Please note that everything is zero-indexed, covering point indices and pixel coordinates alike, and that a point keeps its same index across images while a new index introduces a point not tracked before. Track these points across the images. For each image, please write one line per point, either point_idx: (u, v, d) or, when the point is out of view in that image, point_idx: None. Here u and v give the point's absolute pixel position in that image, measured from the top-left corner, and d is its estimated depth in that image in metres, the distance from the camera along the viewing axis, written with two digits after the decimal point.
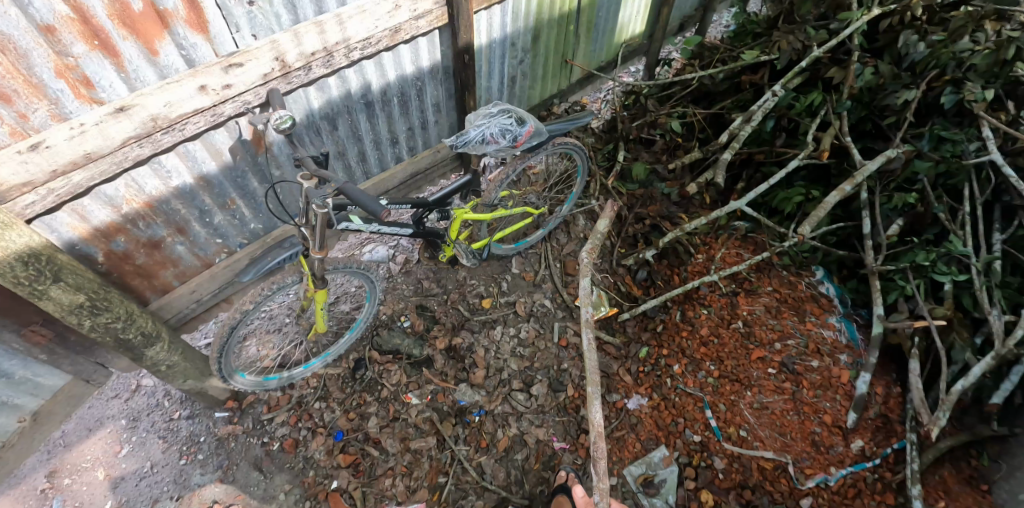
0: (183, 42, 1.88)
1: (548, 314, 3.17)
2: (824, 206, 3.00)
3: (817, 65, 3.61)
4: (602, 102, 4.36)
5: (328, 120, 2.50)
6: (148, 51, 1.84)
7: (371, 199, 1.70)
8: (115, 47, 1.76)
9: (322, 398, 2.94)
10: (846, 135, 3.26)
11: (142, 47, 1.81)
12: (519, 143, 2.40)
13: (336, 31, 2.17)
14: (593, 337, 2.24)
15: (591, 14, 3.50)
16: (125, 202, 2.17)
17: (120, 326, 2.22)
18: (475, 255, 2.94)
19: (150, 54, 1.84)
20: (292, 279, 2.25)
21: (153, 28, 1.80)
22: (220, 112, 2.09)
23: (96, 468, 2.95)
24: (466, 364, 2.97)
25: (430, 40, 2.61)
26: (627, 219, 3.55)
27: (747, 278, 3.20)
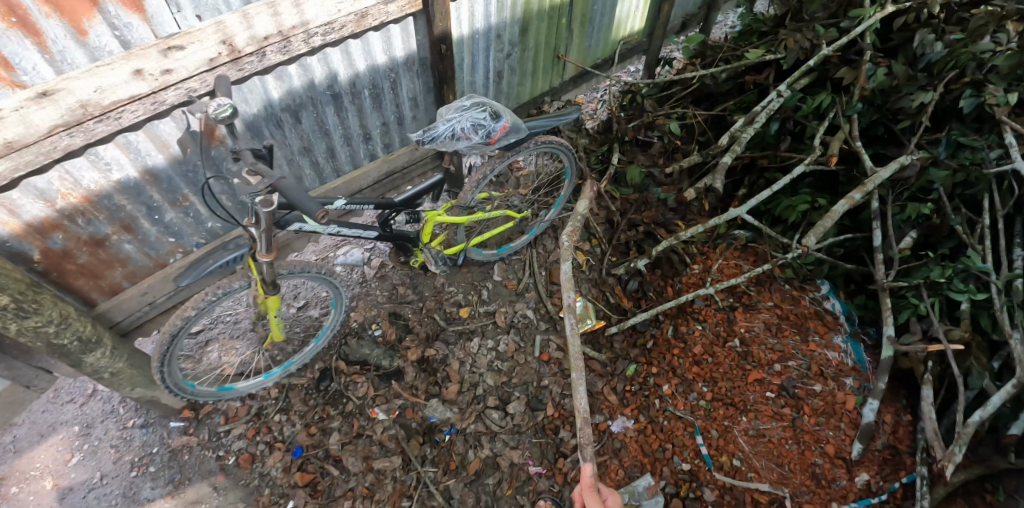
0: (115, 22, 1.70)
1: (530, 326, 2.94)
2: (832, 216, 2.76)
3: (826, 65, 3.38)
4: (597, 102, 4.11)
5: (291, 112, 2.34)
6: (76, 30, 1.66)
7: (308, 199, 1.59)
8: (36, 25, 1.58)
9: (283, 410, 2.74)
10: (857, 139, 3.02)
11: (68, 26, 1.63)
12: (493, 139, 2.23)
13: (291, 13, 2.00)
14: (576, 327, 2.40)
15: (585, 7, 3.29)
16: (60, 196, 1.98)
17: (52, 330, 2.01)
18: (446, 262, 2.76)
19: (78, 34, 1.67)
20: (239, 283, 2.09)
21: (81, 6, 1.61)
22: (161, 100, 1.91)
23: (43, 478, 2.75)
24: (439, 378, 2.76)
25: (403, 27, 2.44)
26: (619, 225, 3.33)
27: (746, 291, 2.96)
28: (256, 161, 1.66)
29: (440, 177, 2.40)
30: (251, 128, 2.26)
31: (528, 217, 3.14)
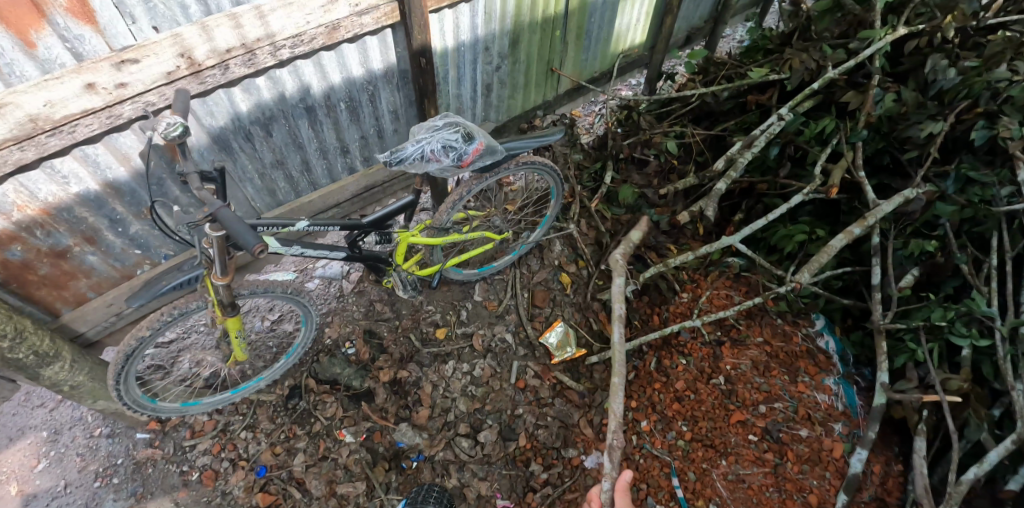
0: (66, 33, 1.71)
1: (507, 351, 2.84)
2: (828, 251, 2.60)
3: (831, 87, 3.22)
4: (595, 116, 3.97)
5: (262, 125, 2.35)
6: (24, 43, 1.65)
7: (247, 229, 1.54)
8: None
9: (249, 427, 2.67)
10: (859, 169, 2.88)
11: (15, 38, 1.62)
12: (466, 161, 2.14)
13: (255, 25, 2.01)
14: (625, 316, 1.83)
15: (580, 19, 3.18)
16: (16, 208, 1.97)
17: (7, 344, 1.96)
18: (414, 286, 2.64)
19: (26, 46, 1.66)
20: (195, 304, 2.08)
21: (28, 18, 1.61)
22: (117, 114, 1.94)
23: (8, 483, 2.67)
24: (410, 401, 2.68)
25: (381, 39, 2.41)
26: (608, 247, 3.13)
27: (735, 325, 2.84)
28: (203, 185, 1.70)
29: (411, 199, 2.31)
30: (221, 140, 2.27)
31: (509, 238, 3.01)
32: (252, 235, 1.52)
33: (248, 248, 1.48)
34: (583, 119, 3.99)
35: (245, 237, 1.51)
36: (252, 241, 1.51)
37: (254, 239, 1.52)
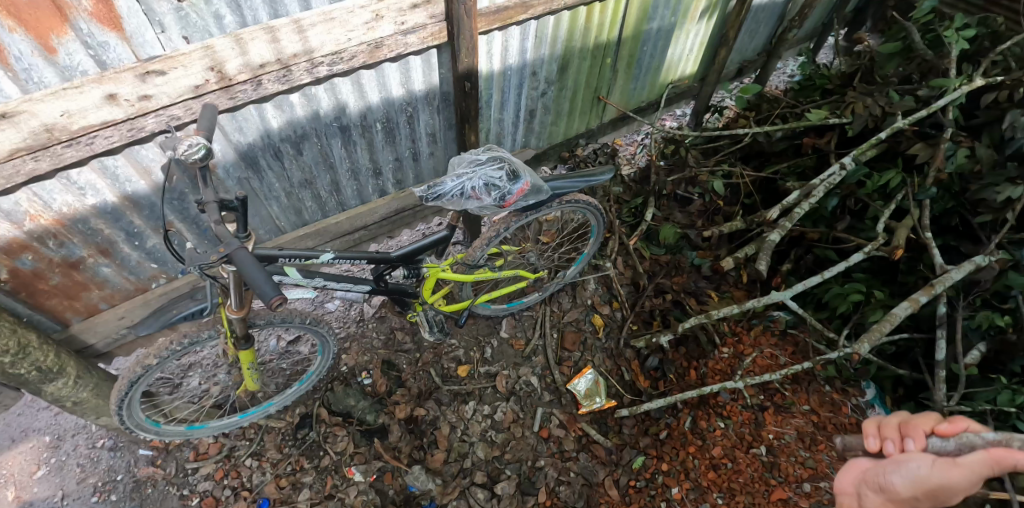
0: (89, 40, 1.62)
1: (532, 395, 2.67)
2: (891, 320, 2.41)
3: (897, 136, 3.01)
4: (637, 146, 3.83)
5: (292, 143, 2.20)
6: (44, 48, 1.57)
7: (267, 280, 1.44)
8: None
9: (255, 455, 2.53)
10: (927, 229, 2.66)
11: (35, 42, 1.54)
12: (508, 202, 1.98)
13: (294, 40, 1.87)
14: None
15: (633, 48, 3.01)
16: (28, 218, 1.86)
17: (8, 360, 1.85)
18: (439, 326, 2.52)
19: (46, 52, 1.57)
20: (206, 334, 1.97)
21: (50, 21, 1.52)
22: (139, 126, 1.84)
23: (5, 488, 2.51)
24: (425, 442, 2.51)
25: (425, 59, 2.25)
26: (644, 290, 2.96)
27: (780, 389, 2.65)
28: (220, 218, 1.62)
29: (445, 233, 2.16)
30: (248, 157, 2.13)
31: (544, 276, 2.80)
32: (269, 285, 1.41)
33: (266, 301, 1.37)
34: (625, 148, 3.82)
35: (264, 289, 1.39)
36: (269, 292, 1.40)
37: (272, 290, 1.40)
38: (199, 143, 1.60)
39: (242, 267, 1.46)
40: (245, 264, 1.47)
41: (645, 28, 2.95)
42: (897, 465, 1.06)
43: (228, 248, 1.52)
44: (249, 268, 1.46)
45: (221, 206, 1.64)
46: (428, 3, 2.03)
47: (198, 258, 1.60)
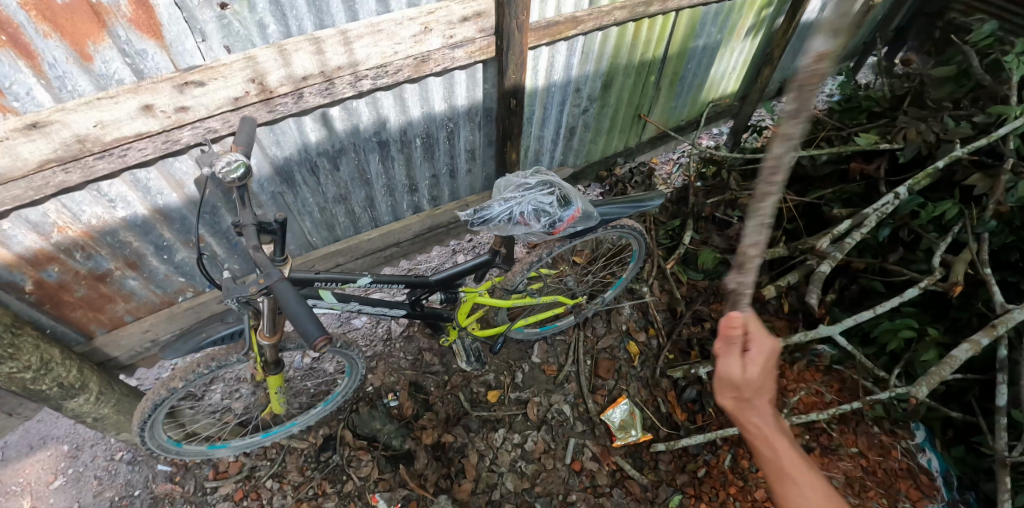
0: (126, 47, 1.51)
1: (564, 425, 2.60)
2: (951, 362, 2.22)
3: (952, 165, 2.87)
4: (674, 165, 3.88)
5: (329, 158, 2.12)
6: (79, 55, 1.46)
7: (309, 314, 1.29)
8: (31, 47, 1.38)
9: (276, 476, 2.44)
10: (986, 265, 2.51)
11: (70, 49, 1.44)
12: (557, 229, 1.88)
13: (339, 52, 1.78)
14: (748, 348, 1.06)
15: (676, 66, 3.06)
16: (56, 229, 1.77)
17: (30, 376, 1.75)
18: (477, 357, 2.62)
19: (81, 59, 1.47)
20: (235, 357, 1.86)
21: (86, 27, 1.42)
22: (174, 139, 1.73)
23: (21, 497, 2.43)
24: (452, 471, 2.42)
25: (470, 74, 2.18)
26: (682, 317, 2.91)
27: (827, 430, 2.59)
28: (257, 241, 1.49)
29: (487, 258, 2.10)
30: (284, 172, 2.05)
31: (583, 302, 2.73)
32: (313, 323, 1.26)
33: (310, 341, 1.22)
34: (662, 166, 3.81)
35: (307, 326, 1.24)
36: (314, 332, 1.25)
37: (317, 329, 1.25)
38: (237, 160, 1.45)
39: (283, 300, 1.33)
40: (286, 299, 1.33)
41: (691, 46, 3.01)
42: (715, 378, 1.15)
43: (270, 279, 1.39)
44: (291, 301, 1.32)
45: (259, 228, 1.51)
46: (478, 16, 1.96)
47: (237, 289, 1.49)
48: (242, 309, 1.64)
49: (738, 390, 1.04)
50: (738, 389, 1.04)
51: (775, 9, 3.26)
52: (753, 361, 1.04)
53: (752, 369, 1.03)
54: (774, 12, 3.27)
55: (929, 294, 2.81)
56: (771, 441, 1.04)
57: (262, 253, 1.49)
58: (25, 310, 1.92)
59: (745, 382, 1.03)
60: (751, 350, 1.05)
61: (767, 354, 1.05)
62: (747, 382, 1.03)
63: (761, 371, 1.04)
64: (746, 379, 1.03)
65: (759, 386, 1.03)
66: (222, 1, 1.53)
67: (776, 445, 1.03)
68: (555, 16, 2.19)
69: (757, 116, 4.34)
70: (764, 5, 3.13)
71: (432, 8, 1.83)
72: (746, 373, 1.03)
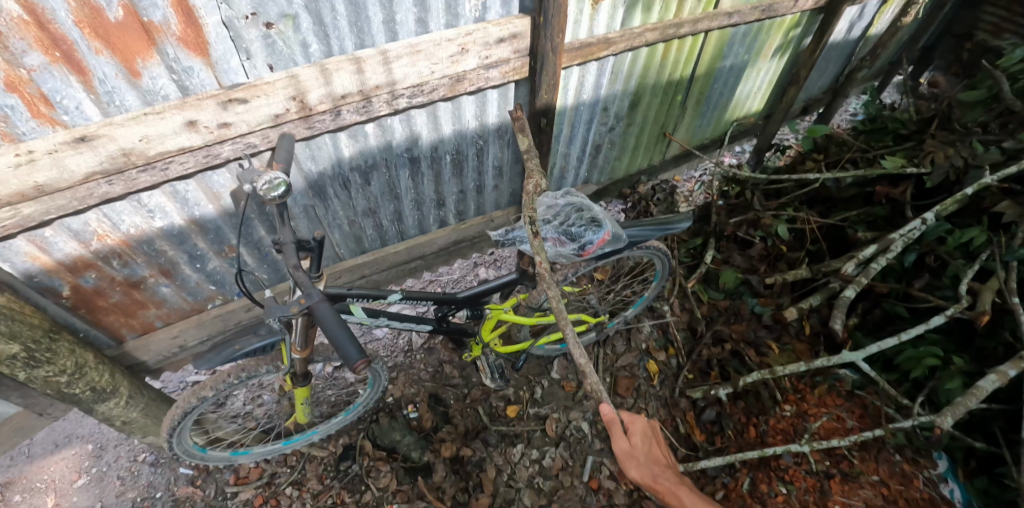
0: (175, 64, 1.51)
1: (582, 442, 2.68)
2: (977, 393, 2.19)
3: (980, 192, 2.85)
4: (697, 182, 4.01)
5: (361, 173, 2.17)
6: (129, 71, 1.47)
7: (349, 337, 1.28)
8: (83, 62, 1.39)
9: (296, 483, 2.48)
10: (1015, 294, 2.47)
11: (120, 65, 1.44)
12: (586, 252, 1.88)
13: (379, 71, 1.80)
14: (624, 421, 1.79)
15: (704, 86, 3.17)
16: (96, 237, 1.80)
17: (64, 380, 1.77)
18: (500, 375, 2.61)
19: (130, 75, 1.47)
20: (265, 369, 1.92)
21: (137, 45, 1.42)
22: (215, 153, 1.74)
23: (45, 494, 2.45)
24: (470, 485, 2.49)
25: (502, 93, 2.23)
26: (703, 338, 3.02)
27: (848, 456, 2.58)
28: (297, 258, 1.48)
29: (513, 277, 2.15)
30: (316, 186, 2.10)
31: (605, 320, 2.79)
32: (353, 345, 1.25)
33: (351, 366, 1.22)
34: (683, 184, 3.99)
35: (349, 350, 1.23)
36: (354, 355, 1.24)
37: (356, 352, 1.24)
38: (279, 178, 1.42)
39: (324, 323, 1.31)
40: (326, 319, 1.32)
41: (719, 66, 3.11)
42: (622, 459, 1.75)
43: (309, 300, 1.38)
44: (330, 322, 1.31)
45: (299, 246, 1.51)
46: (514, 38, 1.99)
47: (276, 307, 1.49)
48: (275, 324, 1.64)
49: (633, 459, 1.74)
50: (633, 456, 1.75)
51: (802, 30, 3.35)
52: (633, 435, 1.80)
53: (635, 439, 1.78)
54: (801, 32, 3.37)
55: (954, 321, 2.78)
56: (672, 489, 1.72)
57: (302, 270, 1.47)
58: (61, 314, 1.95)
59: (635, 452, 1.75)
60: (630, 431, 1.81)
61: (639, 428, 1.82)
62: (637, 451, 1.76)
63: (636, 438, 1.79)
64: (632, 448, 1.76)
65: (638, 449, 1.76)
66: (268, 21, 1.54)
67: (675, 491, 1.71)
68: (588, 37, 2.24)
69: (779, 134, 4.37)
70: (791, 26, 3.23)
71: (470, 30, 1.86)
72: (631, 445, 1.77)
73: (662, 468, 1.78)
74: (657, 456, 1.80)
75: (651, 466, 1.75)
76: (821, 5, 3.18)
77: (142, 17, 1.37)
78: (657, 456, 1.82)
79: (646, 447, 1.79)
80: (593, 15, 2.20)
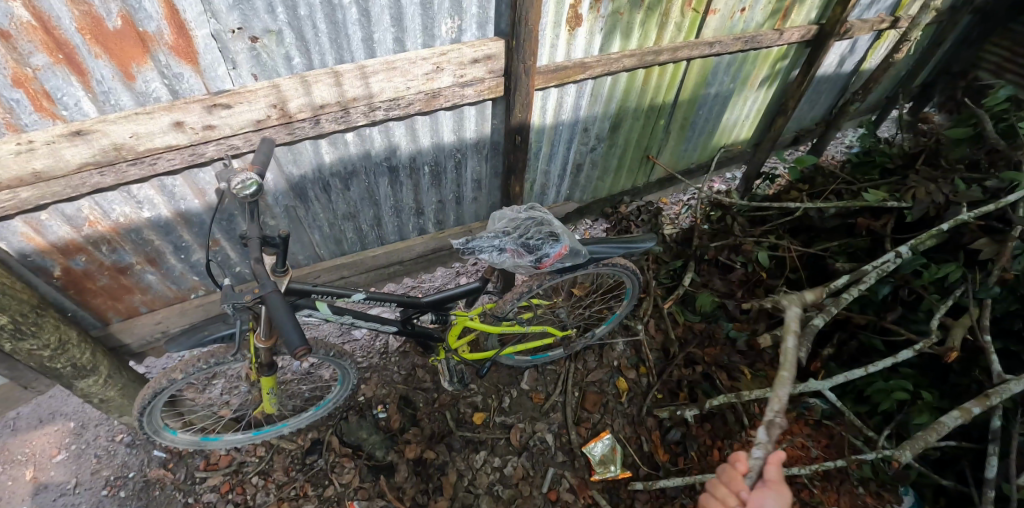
0: (166, 71, 1.66)
1: (545, 453, 2.73)
2: (938, 429, 2.07)
3: (960, 228, 2.84)
4: (682, 206, 4.11)
5: (341, 178, 2.31)
6: (124, 75, 1.61)
7: (294, 324, 1.37)
8: (83, 64, 1.53)
9: (262, 473, 2.56)
10: (986, 332, 2.45)
11: (116, 69, 1.58)
12: (543, 264, 2.03)
13: (357, 84, 1.93)
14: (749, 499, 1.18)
15: (687, 112, 3.27)
16: (88, 223, 1.94)
17: (47, 354, 1.89)
18: (458, 380, 2.68)
19: (125, 78, 1.62)
20: (233, 358, 1.99)
21: (133, 51, 1.57)
22: (199, 152, 1.88)
23: (25, 466, 2.57)
24: (430, 487, 2.53)
25: (480, 110, 2.36)
26: (674, 358, 3.04)
27: (808, 485, 2.58)
28: (261, 252, 1.59)
29: (477, 285, 2.26)
30: (298, 188, 2.24)
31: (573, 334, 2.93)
32: (296, 333, 1.34)
33: (290, 350, 1.31)
34: (670, 207, 4.12)
35: (290, 335, 1.33)
36: (296, 341, 1.32)
37: (298, 339, 1.32)
38: (251, 179, 1.50)
39: (272, 310, 1.42)
40: (275, 308, 1.42)
41: (702, 93, 3.20)
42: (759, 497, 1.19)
43: (263, 290, 1.49)
44: (279, 312, 1.41)
45: (263, 242, 1.62)
46: (489, 59, 2.12)
47: (234, 297, 1.59)
48: (240, 316, 1.74)
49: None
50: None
51: (790, 62, 3.42)
52: None
53: None
54: (789, 64, 3.43)
55: (928, 356, 2.75)
56: None
57: (263, 265, 1.58)
58: (51, 293, 2.09)
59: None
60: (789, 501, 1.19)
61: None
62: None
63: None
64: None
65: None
66: (253, 35, 1.69)
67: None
68: (565, 61, 2.36)
69: (770, 163, 4.44)
70: (778, 58, 3.30)
71: (445, 50, 1.99)
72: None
73: None
74: None
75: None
76: (808, 39, 3.24)
77: (137, 27, 1.51)
78: None
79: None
80: (571, 40, 2.31)
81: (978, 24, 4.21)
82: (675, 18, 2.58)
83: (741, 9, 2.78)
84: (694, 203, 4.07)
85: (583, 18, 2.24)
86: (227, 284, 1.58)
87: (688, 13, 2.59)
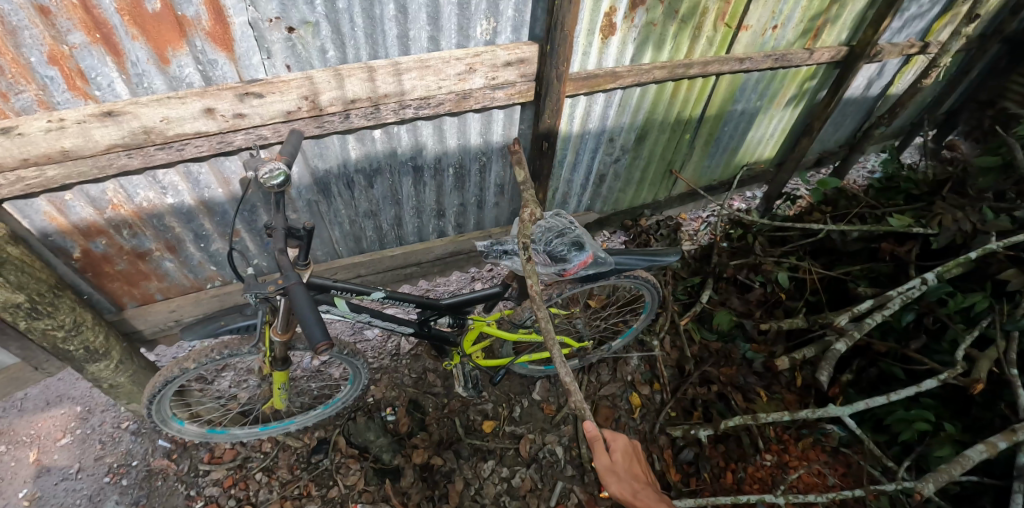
0: (201, 56, 1.65)
1: (554, 466, 2.67)
2: (963, 463, 2.01)
3: (987, 257, 2.78)
4: (701, 222, 4.09)
5: (365, 175, 2.30)
6: (159, 58, 1.60)
7: (316, 318, 1.34)
8: (119, 45, 1.53)
9: (267, 469, 2.52)
10: (1014, 366, 2.38)
11: (152, 52, 1.58)
12: (568, 272, 2.01)
13: (389, 81, 1.92)
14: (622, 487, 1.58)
15: (713, 128, 3.25)
16: (111, 206, 1.93)
17: (61, 334, 1.87)
18: (472, 386, 2.64)
19: (160, 62, 1.61)
20: (246, 349, 1.95)
21: (170, 36, 1.56)
22: (228, 140, 1.87)
23: (29, 448, 2.55)
24: (436, 495, 2.48)
25: (508, 114, 2.34)
26: (690, 376, 2.99)
27: None
28: (285, 244, 1.57)
29: (496, 290, 2.23)
30: (321, 183, 2.24)
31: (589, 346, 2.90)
32: (318, 327, 1.31)
33: (312, 344, 1.27)
34: (689, 223, 4.10)
35: (312, 329, 1.29)
36: (318, 335, 1.29)
37: (321, 333, 1.29)
38: (280, 169, 1.47)
39: (295, 303, 1.38)
40: (299, 302, 1.39)
41: (729, 110, 3.17)
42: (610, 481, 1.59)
43: (286, 281, 1.46)
44: (302, 305, 1.37)
45: (287, 233, 1.59)
46: (521, 63, 2.10)
47: (256, 286, 1.57)
48: (258, 308, 1.71)
49: (614, 474, 1.59)
50: (613, 472, 1.59)
51: (818, 82, 3.38)
52: (614, 450, 1.64)
53: (616, 455, 1.62)
54: (817, 85, 3.39)
55: (952, 387, 2.67)
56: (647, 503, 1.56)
57: (285, 257, 1.56)
58: (68, 274, 2.08)
59: (616, 467, 1.60)
60: (613, 445, 1.66)
61: (620, 445, 1.67)
62: (619, 469, 1.60)
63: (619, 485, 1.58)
64: (613, 464, 1.60)
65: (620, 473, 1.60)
66: (291, 26, 1.68)
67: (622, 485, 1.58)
68: (595, 69, 2.34)
69: (791, 185, 4.41)
70: (807, 78, 3.27)
71: (479, 51, 1.98)
72: (613, 460, 1.61)
73: (642, 485, 1.63)
74: (637, 472, 1.66)
75: (633, 483, 1.60)
76: (837, 60, 3.21)
77: (176, 10, 1.51)
78: (636, 471, 1.67)
79: (629, 465, 1.65)
80: (603, 49, 2.29)
81: (1006, 54, 4.17)
82: (707, 33, 2.57)
83: (773, 26, 2.76)
84: (713, 220, 4.04)
85: (617, 27, 2.23)
86: (249, 274, 1.56)
87: (721, 27, 2.57)
